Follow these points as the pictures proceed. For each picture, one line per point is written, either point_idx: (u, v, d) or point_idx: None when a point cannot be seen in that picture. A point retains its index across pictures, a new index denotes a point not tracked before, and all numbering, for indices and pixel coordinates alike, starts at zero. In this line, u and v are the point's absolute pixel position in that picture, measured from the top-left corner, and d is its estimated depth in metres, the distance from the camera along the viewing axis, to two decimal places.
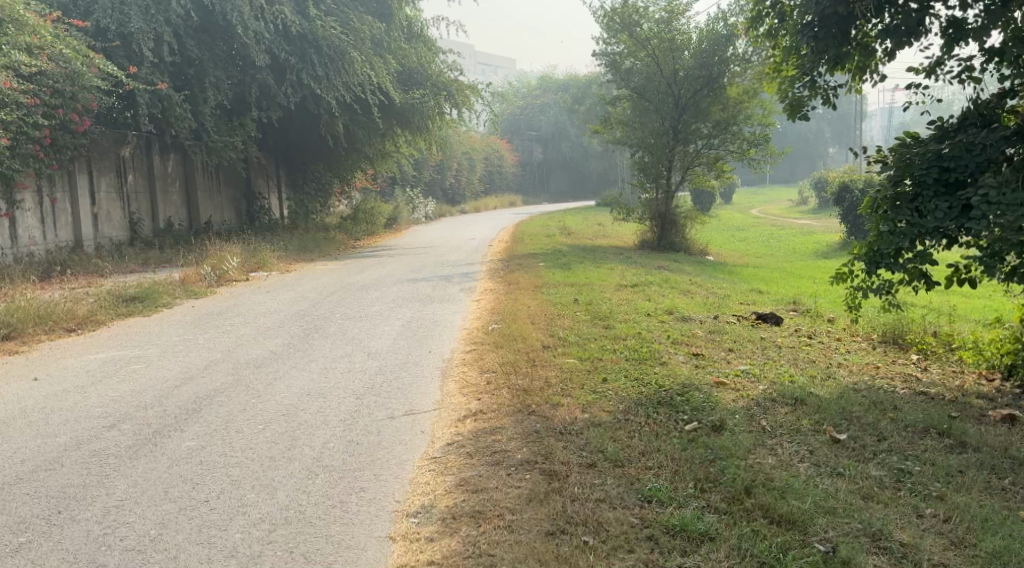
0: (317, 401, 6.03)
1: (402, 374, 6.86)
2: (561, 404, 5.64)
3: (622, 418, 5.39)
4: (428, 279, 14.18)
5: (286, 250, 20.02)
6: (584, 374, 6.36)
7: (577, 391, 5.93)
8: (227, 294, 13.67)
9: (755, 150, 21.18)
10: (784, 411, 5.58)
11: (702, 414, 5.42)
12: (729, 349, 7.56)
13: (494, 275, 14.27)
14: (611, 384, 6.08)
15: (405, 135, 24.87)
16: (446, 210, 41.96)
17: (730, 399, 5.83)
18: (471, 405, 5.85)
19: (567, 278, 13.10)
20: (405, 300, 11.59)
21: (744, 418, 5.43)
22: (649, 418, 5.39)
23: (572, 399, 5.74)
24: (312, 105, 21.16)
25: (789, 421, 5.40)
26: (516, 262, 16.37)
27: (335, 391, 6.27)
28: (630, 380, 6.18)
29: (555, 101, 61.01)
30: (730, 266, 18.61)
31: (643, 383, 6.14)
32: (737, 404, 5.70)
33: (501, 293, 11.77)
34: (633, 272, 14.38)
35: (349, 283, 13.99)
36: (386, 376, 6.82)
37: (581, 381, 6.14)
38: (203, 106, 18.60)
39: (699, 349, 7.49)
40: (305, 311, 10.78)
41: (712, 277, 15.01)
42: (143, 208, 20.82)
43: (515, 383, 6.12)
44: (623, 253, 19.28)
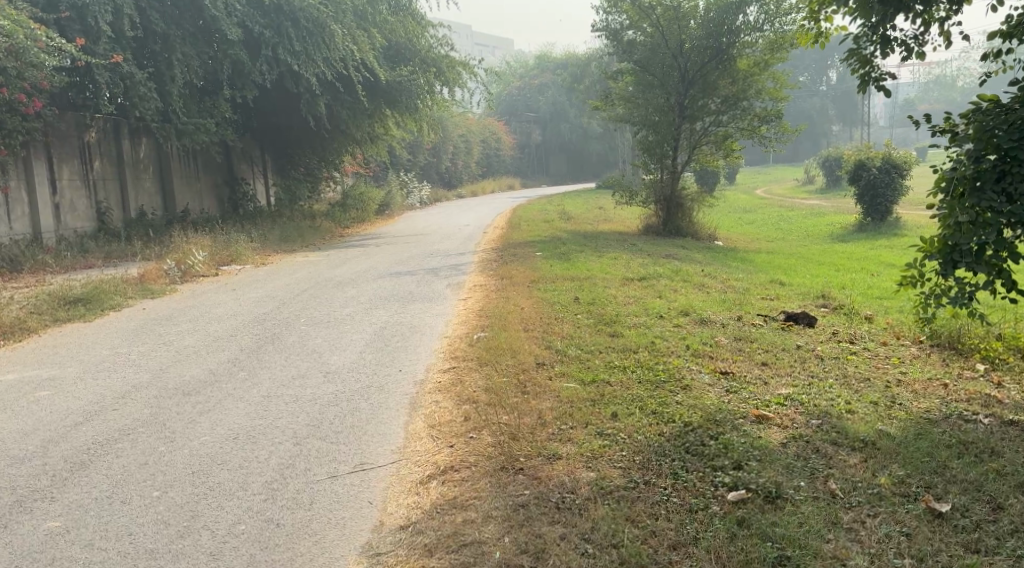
0: (244, 452, 4.77)
1: (359, 403, 5.56)
2: (559, 457, 4.44)
3: (639, 483, 4.21)
4: (413, 273, 12.86)
5: (265, 241, 18.69)
6: (588, 403, 5.08)
7: (581, 435, 4.67)
8: (187, 293, 12.45)
9: (766, 127, 19.76)
10: (855, 465, 4.35)
11: (747, 474, 4.21)
12: (761, 359, 6.26)
13: (487, 268, 12.93)
14: (623, 420, 4.81)
15: (394, 117, 23.43)
16: (442, 194, 40.55)
17: (777, 442, 4.57)
18: (445, 457, 4.63)
19: (566, 271, 11.70)
20: (384, 298, 10.28)
21: (808, 481, 4.21)
22: (678, 483, 4.20)
23: (575, 449, 4.52)
24: (290, 84, 19.80)
25: (867, 484, 4.18)
26: (512, 252, 14.99)
27: (269, 434, 4.98)
28: (647, 415, 4.87)
29: (552, 81, 59.49)
30: (741, 252, 17.32)
31: (663, 415, 4.85)
32: (790, 452, 4.46)
33: (491, 290, 10.40)
34: (641, 262, 12.97)
35: (324, 279, 12.63)
36: (341, 406, 5.52)
37: (587, 416, 4.87)
38: (170, 85, 17.37)
39: (726, 362, 6.11)
40: (267, 314, 9.48)
41: (727, 267, 13.66)
42: (112, 196, 19.51)
43: (500, 421, 4.86)
44: (627, 241, 17.97)
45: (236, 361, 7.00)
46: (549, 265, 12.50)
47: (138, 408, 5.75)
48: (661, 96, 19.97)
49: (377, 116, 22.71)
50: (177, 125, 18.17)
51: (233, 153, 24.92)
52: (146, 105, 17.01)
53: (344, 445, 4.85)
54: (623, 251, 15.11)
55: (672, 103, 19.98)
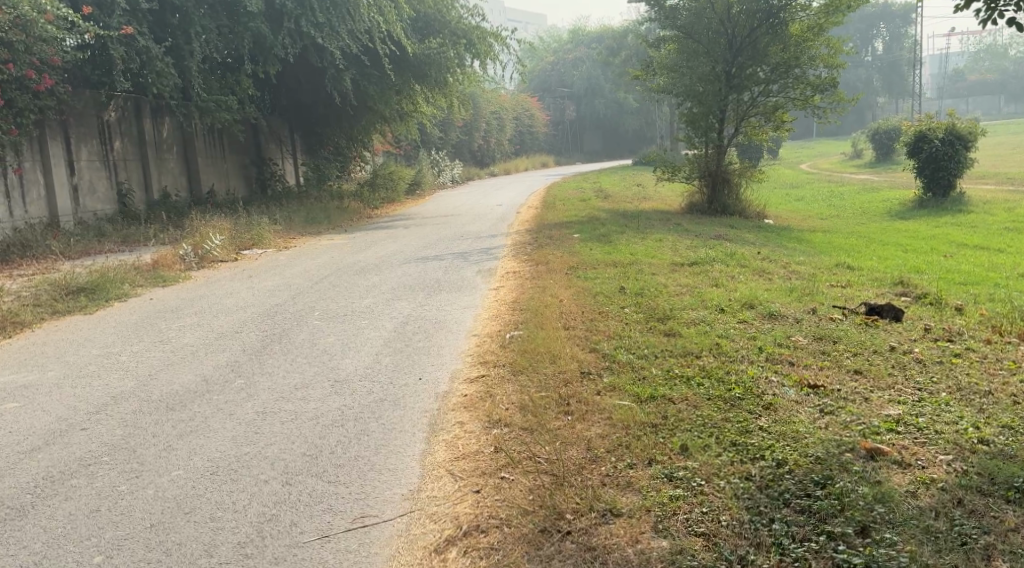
0: (218, 500, 3.97)
1: (371, 429, 4.64)
2: (621, 516, 3.66)
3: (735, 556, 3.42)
4: (442, 258, 11.92)
5: (289, 223, 17.87)
6: (650, 432, 4.25)
7: (647, 480, 3.89)
8: (201, 279, 11.61)
9: (820, 96, 18.60)
10: (1017, 528, 3.53)
11: (876, 548, 3.39)
12: (851, 364, 5.29)
13: (521, 251, 11.96)
14: (699, 458, 3.99)
15: (424, 92, 22.46)
16: (474, 173, 39.52)
17: (907, 491, 3.74)
18: (478, 508, 3.85)
19: (606, 255, 10.67)
20: (408, 287, 9.34)
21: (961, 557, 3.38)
22: (787, 557, 3.40)
23: (641, 503, 3.73)
24: (314, 57, 18.98)
25: None
26: (549, 233, 13.97)
27: (250, 472, 4.18)
28: (729, 450, 4.05)
29: (587, 54, 57.99)
30: (793, 232, 16.22)
31: (751, 450, 4.03)
32: (928, 510, 3.63)
33: (525, 278, 9.41)
34: (688, 244, 11.91)
35: (344, 265, 11.74)
36: (342, 428, 4.64)
37: (653, 451, 4.08)
38: (190, 60, 16.55)
39: (806, 369, 5.13)
40: (280, 305, 8.61)
41: (784, 248, 12.54)
42: (134, 177, 18.76)
43: (542, 461, 4.08)
44: (671, 220, 16.86)
45: (234, 364, 6.10)
46: (589, 248, 11.50)
47: (110, 429, 4.87)
48: (705, 64, 18.72)
49: (406, 92, 21.75)
50: (197, 103, 17.34)
51: (259, 132, 24.11)
52: (165, 81, 16.21)
53: (344, 493, 4.04)
54: (667, 232, 14.05)
55: (720, 72, 18.79)
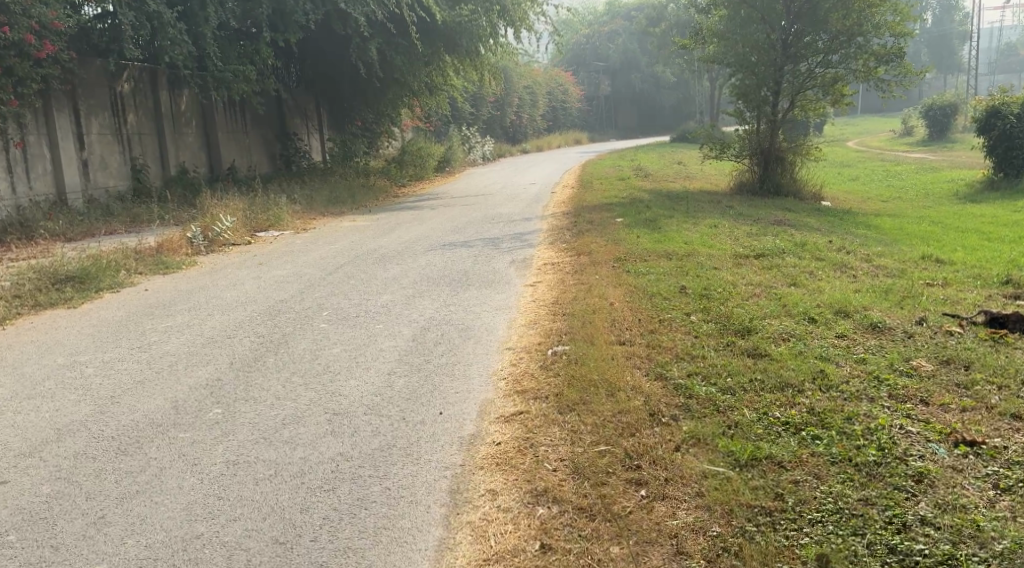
0: None
1: (374, 500, 3.77)
2: None
3: None
4: (472, 245, 10.76)
5: (310, 202, 16.82)
6: (768, 530, 3.45)
7: None
8: (208, 265, 10.56)
9: (883, 69, 17.53)
10: None
11: None
12: (998, 398, 4.30)
13: (560, 238, 10.78)
14: None
15: (455, 63, 21.28)
16: (507, 151, 38.23)
17: None
18: None
19: (656, 244, 9.42)
20: (430, 280, 8.20)
21: None
22: None
23: None
24: (338, 25, 17.89)
25: None
26: (590, 216, 12.78)
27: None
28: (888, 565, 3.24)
29: (624, 27, 56.17)
30: (855, 218, 14.94)
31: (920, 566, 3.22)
32: None
33: (566, 271, 8.23)
34: (748, 231, 10.65)
35: (360, 252, 10.59)
36: (327, 497, 3.79)
37: (779, 564, 3.28)
38: (204, 26, 15.47)
39: (943, 412, 4.15)
40: (283, 300, 7.51)
41: (855, 237, 11.25)
42: (149, 152, 17.73)
43: None
44: (721, 202, 15.60)
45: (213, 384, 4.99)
46: (637, 235, 10.30)
47: (34, 487, 3.94)
48: (757, 31, 17.78)
49: (435, 63, 20.65)
50: (214, 73, 16.24)
51: (284, 105, 23.02)
52: (177, 49, 15.13)
53: None
54: (720, 216, 12.80)
55: (775, 40, 17.88)
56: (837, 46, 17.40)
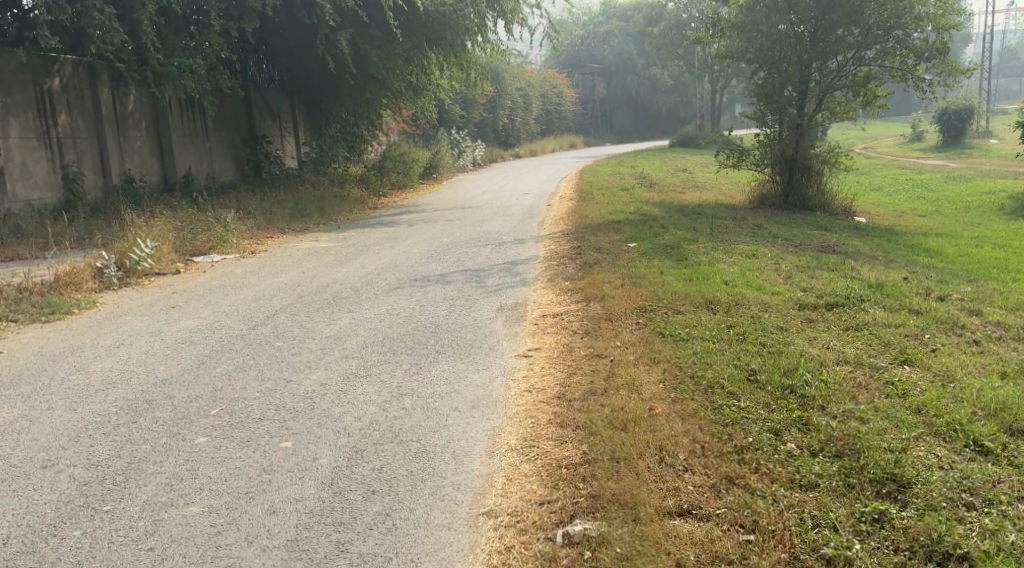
0: None
1: None
2: None
3: None
4: (447, 282, 8.44)
5: (269, 219, 14.46)
6: None
7: None
8: (111, 304, 8.28)
9: (923, 67, 15.43)
10: None
11: None
12: None
13: (563, 270, 8.63)
14: None
15: (438, 60, 19.08)
16: (499, 156, 36.04)
17: None
18: None
19: (685, 286, 7.28)
20: (384, 345, 5.89)
21: None
22: None
23: None
24: (302, 13, 15.69)
25: None
26: (598, 240, 10.56)
27: None
28: None
29: (620, 27, 53.95)
30: (902, 240, 12.83)
31: None
32: None
33: (574, 330, 6.02)
34: (799, 267, 8.42)
35: (309, 289, 8.31)
36: None
37: None
38: (140, 12, 13.19)
39: None
40: (164, 386, 5.16)
41: (926, 270, 9.07)
42: (87, 159, 15.32)
43: None
44: (745, 220, 13.44)
45: None
46: (661, 271, 8.10)
47: None
48: (782, 22, 15.59)
49: (417, 59, 18.46)
50: (154, 67, 13.92)
51: (253, 104, 20.71)
52: (107, 38, 12.84)
53: None
54: (752, 241, 10.64)
55: (802, 33, 15.73)
56: (872, 41, 15.30)
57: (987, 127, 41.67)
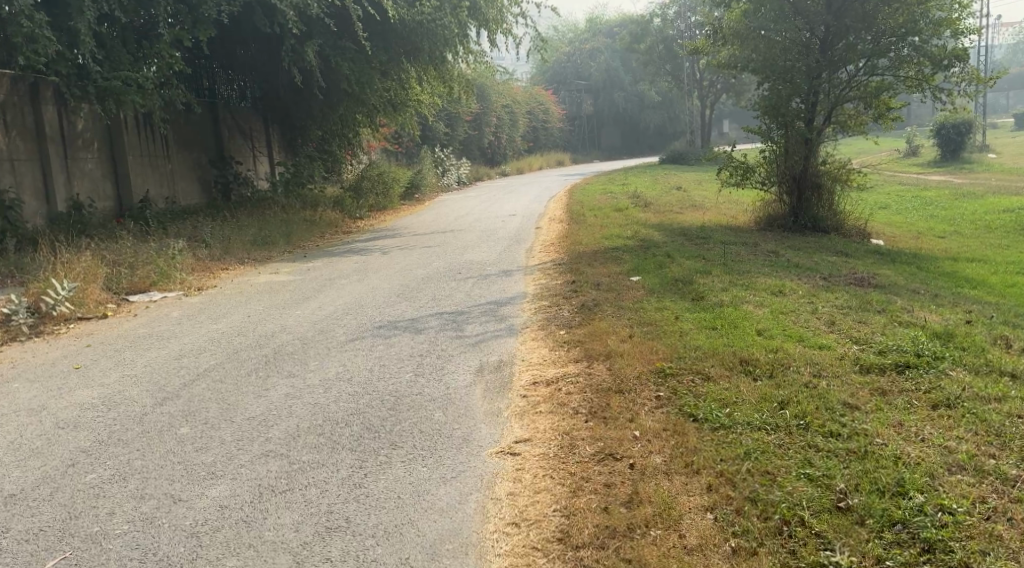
0: None
1: None
2: None
3: None
4: (417, 332, 6.95)
5: (225, 250, 12.93)
6: None
7: None
8: (7, 360, 6.74)
9: (941, 76, 14.20)
10: None
11: None
12: None
13: (558, 312, 7.27)
14: None
15: (417, 72, 17.74)
16: (484, 174, 34.62)
17: None
18: None
19: (708, 337, 5.96)
20: (322, 436, 4.39)
21: None
22: None
23: None
24: (264, 22, 14.32)
25: None
26: (597, 272, 9.14)
27: None
28: None
29: (606, 43, 52.81)
30: (931, 268, 11.55)
31: None
32: None
33: (575, 407, 4.68)
34: (844, 312, 7.00)
35: (247, 342, 6.78)
36: None
37: None
38: (77, 19, 11.71)
39: None
40: (1, 520, 3.77)
41: (982, 310, 7.73)
42: (27, 183, 13.74)
43: None
44: (756, 246, 12.06)
45: None
46: (675, 316, 6.74)
47: None
48: (791, 26, 14.25)
49: (395, 72, 17.11)
50: (96, 82, 12.46)
51: (221, 122, 19.23)
52: (39, 49, 11.36)
53: None
54: (772, 272, 9.26)
55: (810, 41, 14.45)
56: (884, 50, 13.93)
57: (984, 141, 40.82)
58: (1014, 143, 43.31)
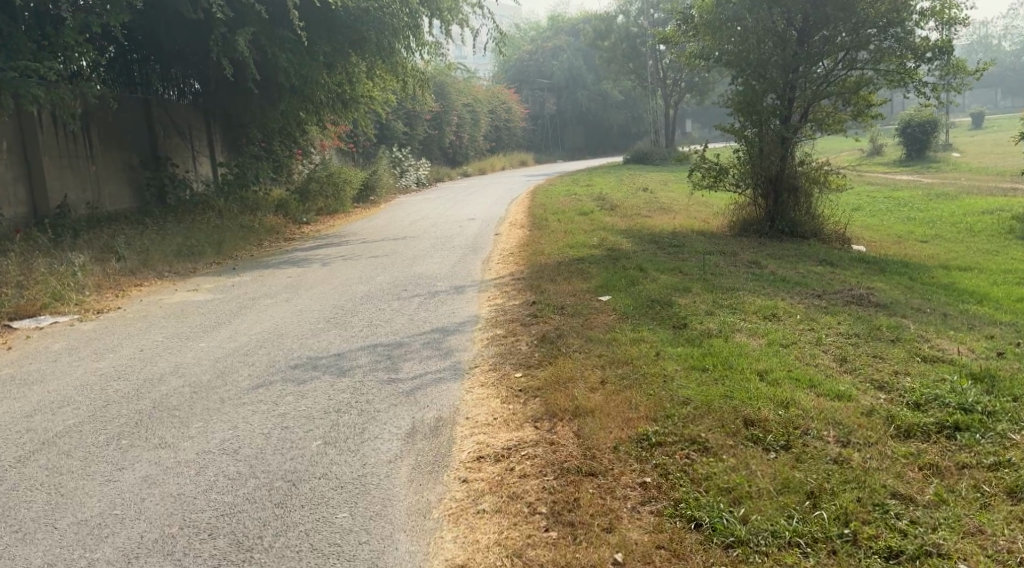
0: None
1: None
2: None
3: None
4: (336, 376, 5.60)
5: (144, 264, 11.54)
6: None
7: None
8: None
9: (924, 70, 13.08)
10: None
11: None
12: None
13: (515, 345, 6.06)
14: None
15: (365, 65, 16.45)
16: (444, 175, 33.29)
17: None
18: None
19: (698, 382, 4.78)
20: (171, 559, 3.48)
21: None
22: None
23: None
24: (187, 8, 12.98)
25: None
26: (560, 292, 7.88)
27: None
28: None
29: (568, 42, 51.67)
30: (924, 277, 10.51)
31: None
32: None
33: (537, 504, 3.70)
34: (855, 346, 5.82)
35: (123, 397, 5.46)
36: None
37: None
38: None
39: None
40: None
41: (1009, 336, 6.61)
42: None
43: None
44: (735, 256, 10.97)
45: None
46: (658, 352, 5.51)
47: None
48: (770, 13, 12.86)
49: (342, 65, 15.79)
50: None
51: (154, 119, 17.51)
52: None
53: None
54: (760, 288, 8.11)
55: (788, 34, 13.09)
56: (863, 41, 12.74)
57: (950, 140, 40.28)
58: (978, 142, 42.97)
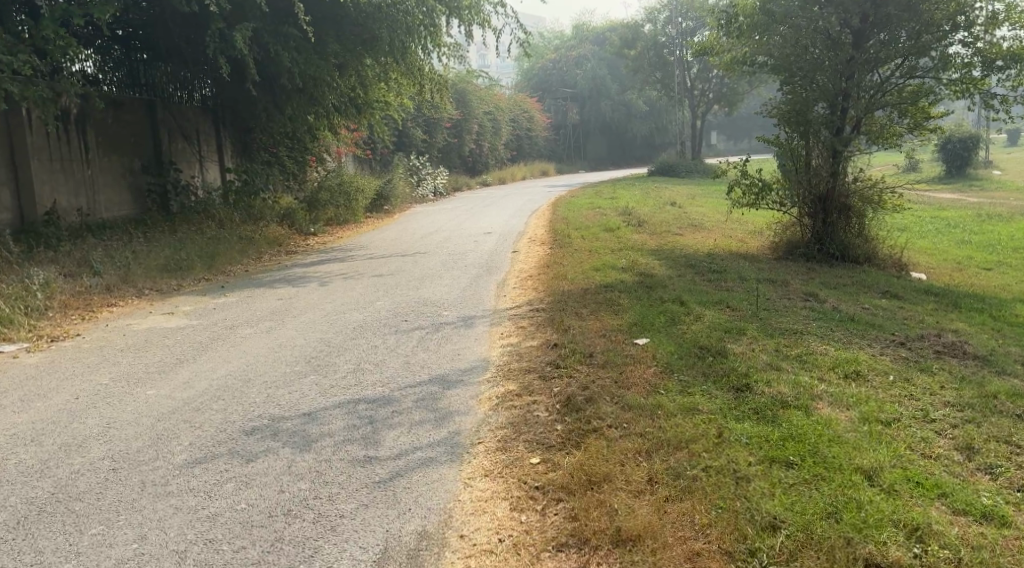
0: None
1: None
2: None
3: None
4: (296, 454, 4.27)
5: (122, 281, 10.34)
6: None
7: None
8: None
9: (993, 79, 11.05)
10: None
11: None
12: None
13: (541, 413, 4.71)
14: None
15: (378, 67, 15.25)
16: (463, 185, 32.07)
17: None
18: None
19: (782, 481, 3.77)
20: None
21: None
22: None
23: None
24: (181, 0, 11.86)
25: None
26: (586, 334, 6.53)
27: None
28: None
29: (593, 51, 50.42)
30: (1005, 313, 9.11)
31: None
32: None
33: None
34: (975, 427, 4.43)
35: (19, 479, 4.17)
36: None
37: None
38: None
39: None
40: None
41: None
42: None
43: None
44: (787, 285, 9.61)
45: None
46: (720, 435, 4.16)
47: None
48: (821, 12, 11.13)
49: (354, 67, 14.59)
50: None
51: (160, 121, 16.24)
52: None
53: None
54: (828, 331, 6.74)
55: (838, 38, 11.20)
56: (924, 49, 10.76)
57: (990, 157, 38.58)
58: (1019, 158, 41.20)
